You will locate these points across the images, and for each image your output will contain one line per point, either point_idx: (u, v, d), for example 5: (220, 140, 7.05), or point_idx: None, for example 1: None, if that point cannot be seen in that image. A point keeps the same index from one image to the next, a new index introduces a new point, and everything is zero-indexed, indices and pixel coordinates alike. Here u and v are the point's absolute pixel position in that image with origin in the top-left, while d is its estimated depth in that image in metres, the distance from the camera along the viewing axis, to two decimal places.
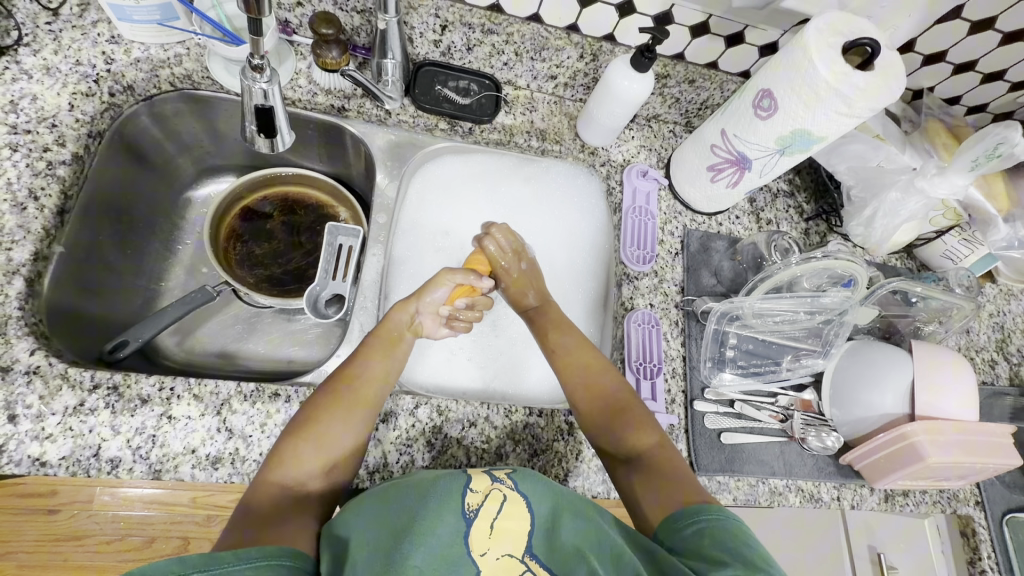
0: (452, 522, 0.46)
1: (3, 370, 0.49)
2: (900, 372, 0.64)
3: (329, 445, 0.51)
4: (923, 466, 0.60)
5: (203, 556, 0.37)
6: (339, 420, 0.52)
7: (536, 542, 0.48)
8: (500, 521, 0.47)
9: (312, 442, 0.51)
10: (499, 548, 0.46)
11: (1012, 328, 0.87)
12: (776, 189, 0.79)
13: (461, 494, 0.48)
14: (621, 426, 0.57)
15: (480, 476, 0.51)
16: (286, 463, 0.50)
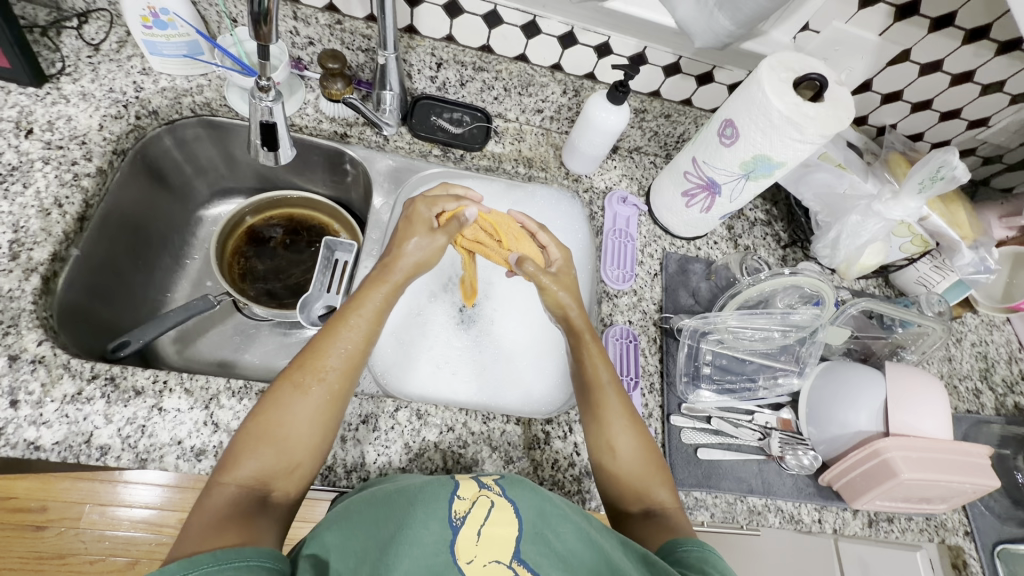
0: (438, 529, 0.46)
1: (11, 358, 0.53)
2: (873, 391, 0.66)
3: (301, 438, 0.50)
4: (898, 483, 0.60)
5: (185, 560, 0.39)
6: (312, 410, 0.51)
7: (524, 546, 0.47)
8: (486, 528, 0.47)
9: (278, 436, 0.49)
10: (485, 555, 0.46)
11: (996, 358, 0.87)
12: (753, 218, 0.83)
13: (448, 501, 0.48)
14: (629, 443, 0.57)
15: (467, 482, 0.51)
16: (245, 460, 0.48)
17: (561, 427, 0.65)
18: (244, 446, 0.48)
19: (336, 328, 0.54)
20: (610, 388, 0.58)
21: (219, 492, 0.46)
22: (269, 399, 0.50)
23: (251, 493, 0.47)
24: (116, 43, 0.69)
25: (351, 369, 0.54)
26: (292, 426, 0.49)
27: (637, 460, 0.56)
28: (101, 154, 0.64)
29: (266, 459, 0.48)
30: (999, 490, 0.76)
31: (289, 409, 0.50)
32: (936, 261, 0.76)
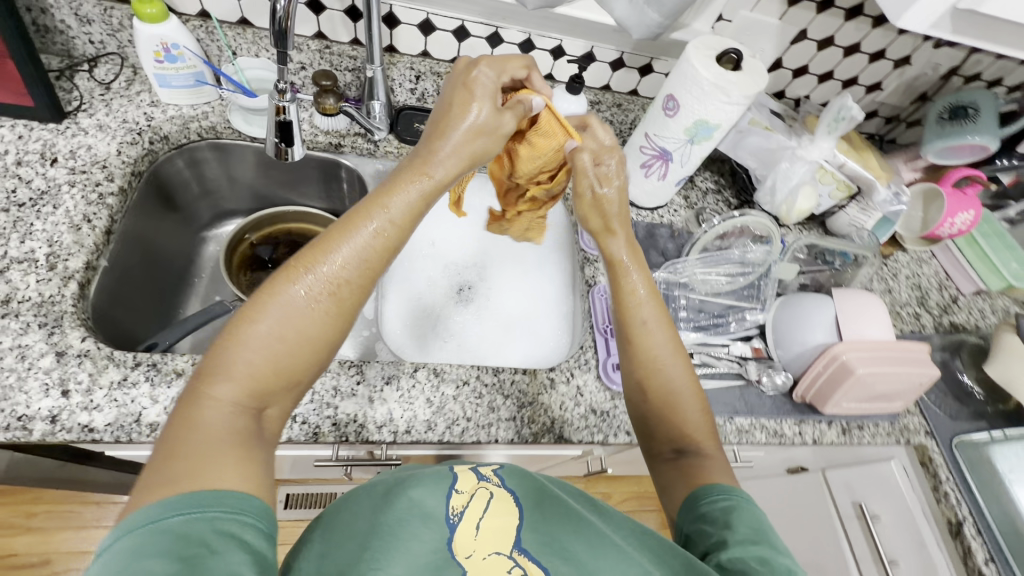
0: (436, 529, 0.42)
1: (58, 354, 0.57)
2: (825, 310, 0.76)
3: (295, 358, 0.44)
4: (856, 379, 0.70)
5: (182, 503, 0.35)
6: (314, 326, 0.45)
7: (526, 535, 0.43)
8: (487, 518, 0.43)
9: (278, 341, 0.43)
10: (486, 548, 0.41)
11: (930, 287, 0.97)
12: (704, 188, 0.93)
13: (446, 492, 0.44)
14: (676, 381, 0.56)
15: (466, 475, 0.46)
16: (239, 366, 0.42)
17: (564, 373, 0.72)
18: (228, 353, 0.42)
19: (351, 230, 0.47)
20: (654, 330, 0.57)
21: (209, 406, 0.40)
22: (267, 297, 0.44)
23: (246, 407, 0.42)
24: (124, 81, 0.77)
25: (360, 276, 0.47)
26: (296, 331, 0.44)
27: (674, 392, 0.56)
28: (121, 175, 0.71)
29: (263, 366, 0.42)
30: (947, 393, 0.85)
31: (288, 307, 0.44)
32: (861, 204, 0.87)
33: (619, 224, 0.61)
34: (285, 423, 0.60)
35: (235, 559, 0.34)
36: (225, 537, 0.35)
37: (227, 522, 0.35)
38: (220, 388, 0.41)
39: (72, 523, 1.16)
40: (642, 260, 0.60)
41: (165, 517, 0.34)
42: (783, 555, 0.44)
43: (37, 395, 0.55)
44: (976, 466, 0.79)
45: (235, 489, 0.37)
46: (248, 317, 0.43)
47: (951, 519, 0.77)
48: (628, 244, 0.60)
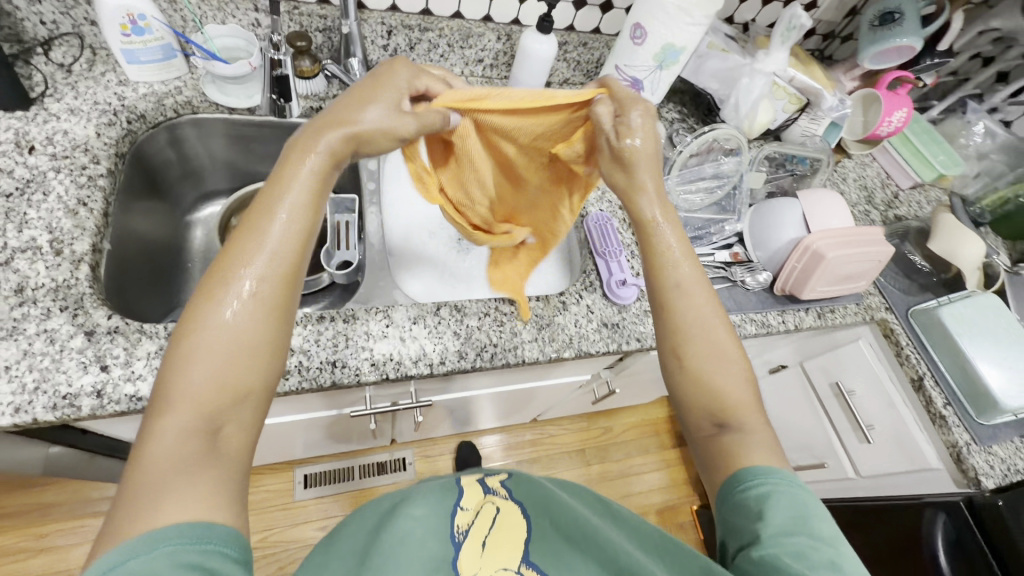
0: (442, 546, 0.48)
1: (88, 334, 0.57)
2: (793, 209, 0.85)
3: (236, 367, 0.41)
4: (826, 264, 0.79)
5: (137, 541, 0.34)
6: (248, 330, 0.42)
7: (533, 548, 0.49)
8: (491, 536, 0.49)
9: (217, 353, 0.41)
10: (495, 563, 0.47)
11: (875, 186, 1.08)
12: (671, 118, 0.99)
13: (449, 514, 0.52)
14: (722, 351, 0.54)
15: (470, 500, 0.54)
16: (183, 392, 0.39)
17: (574, 295, 0.77)
18: (167, 381, 0.40)
19: (258, 225, 0.45)
20: (691, 287, 0.56)
21: (159, 435, 0.38)
22: (194, 315, 0.42)
23: (198, 429, 0.39)
24: (86, 62, 0.74)
25: (279, 267, 0.45)
26: (230, 337, 0.42)
27: (718, 350, 0.54)
28: (107, 157, 0.69)
29: (208, 382, 0.40)
30: (898, 273, 0.97)
31: (220, 317, 0.42)
32: (811, 115, 0.95)
33: (652, 176, 0.58)
34: (328, 369, 0.63)
35: None
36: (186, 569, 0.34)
37: (187, 548, 0.35)
38: (168, 418, 0.39)
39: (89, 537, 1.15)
40: (672, 210, 0.58)
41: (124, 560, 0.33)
42: (825, 545, 0.43)
43: (77, 372, 0.55)
44: (930, 330, 0.89)
45: (194, 519, 0.36)
46: (180, 344, 0.41)
47: (912, 376, 0.88)
48: (659, 199, 0.58)
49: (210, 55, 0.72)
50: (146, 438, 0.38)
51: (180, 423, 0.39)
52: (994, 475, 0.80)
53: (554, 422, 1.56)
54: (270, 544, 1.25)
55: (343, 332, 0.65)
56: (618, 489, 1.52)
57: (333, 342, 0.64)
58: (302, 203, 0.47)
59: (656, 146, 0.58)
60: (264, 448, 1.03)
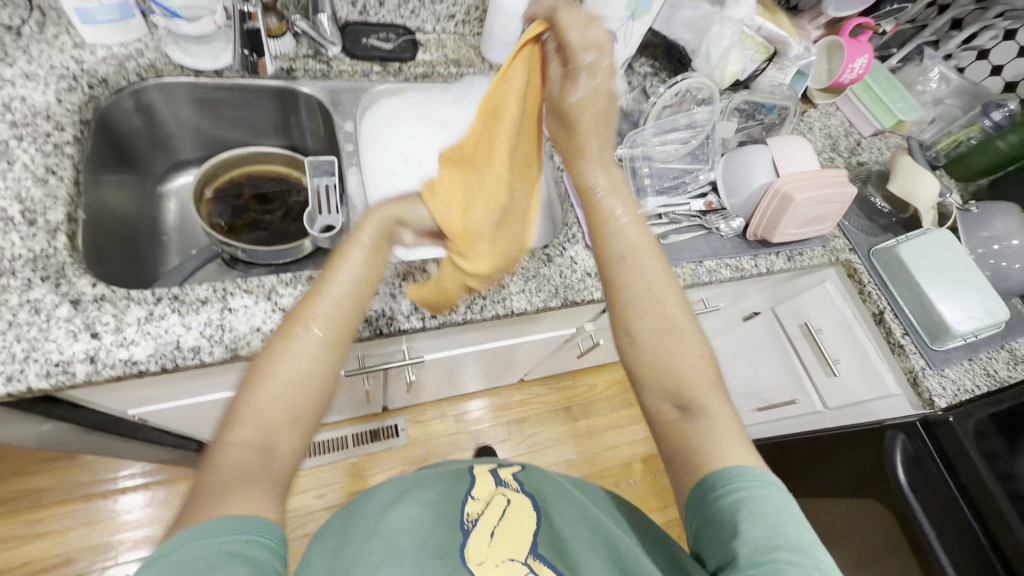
0: (452, 531, 0.52)
1: (74, 302, 0.56)
2: (762, 156, 0.88)
3: (295, 393, 0.47)
4: (795, 206, 0.82)
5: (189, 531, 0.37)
6: (309, 363, 0.48)
7: (541, 540, 0.52)
8: (500, 527, 0.53)
9: (284, 382, 0.47)
10: (500, 555, 0.50)
11: (839, 134, 1.12)
12: (643, 73, 1.00)
13: (461, 505, 0.56)
14: (672, 321, 0.54)
15: (483, 489, 0.59)
16: (250, 411, 0.45)
17: (558, 248, 0.79)
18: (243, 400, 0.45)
19: (332, 270, 0.53)
20: (640, 257, 0.56)
21: (229, 449, 0.43)
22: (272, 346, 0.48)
23: (263, 446, 0.44)
24: (37, 25, 0.71)
25: (347, 314, 0.51)
26: (298, 371, 0.47)
27: (668, 324, 0.54)
28: (71, 124, 0.67)
29: (274, 405, 0.46)
30: (860, 215, 1.02)
31: (293, 351, 0.48)
32: (778, 65, 0.97)
33: (598, 138, 0.58)
34: None
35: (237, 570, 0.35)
36: (224, 555, 0.35)
37: (224, 538, 0.36)
38: (237, 435, 0.44)
39: (86, 518, 1.16)
40: (620, 179, 0.59)
41: (173, 548, 0.36)
42: (801, 556, 0.42)
43: (67, 340, 0.55)
44: (889, 266, 0.95)
45: (238, 514, 0.38)
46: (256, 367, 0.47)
47: (874, 311, 0.95)
48: (602, 163, 0.59)
49: (173, 13, 0.69)
50: (218, 448, 0.43)
51: (247, 437, 0.44)
52: (946, 396, 0.89)
53: (540, 383, 1.61)
54: None
55: None
56: (605, 441, 1.59)
57: None
58: (368, 257, 0.54)
59: (603, 100, 0.56)
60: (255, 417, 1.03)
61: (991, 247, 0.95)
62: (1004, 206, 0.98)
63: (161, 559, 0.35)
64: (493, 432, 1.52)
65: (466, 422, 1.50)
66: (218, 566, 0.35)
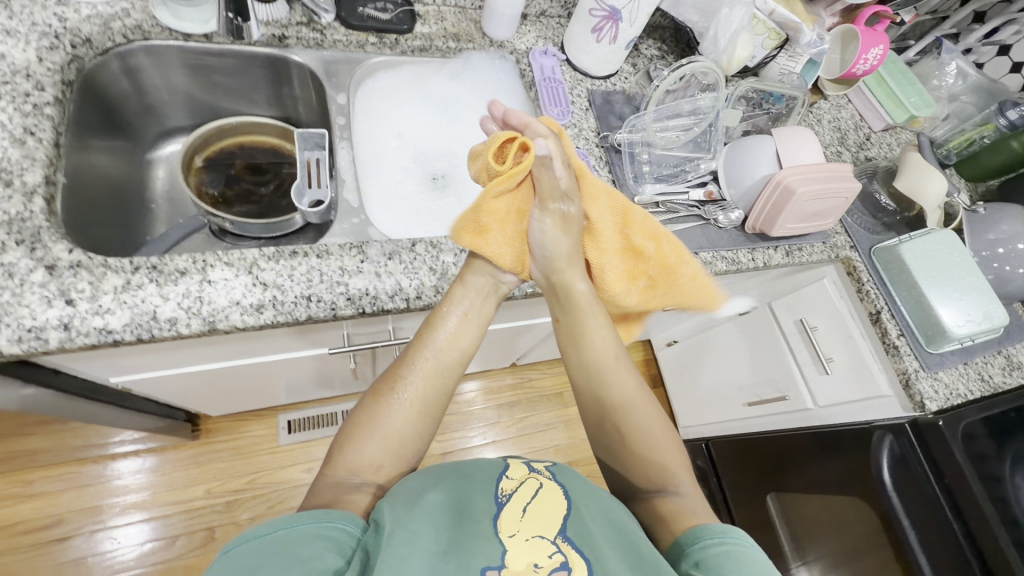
0: (487, 506, 0.53)
1: (49, 268, 0.55)
2: (766, 146, 0.85)
3: (385, 446, 0.58)
4: (796, 199, 0.80)
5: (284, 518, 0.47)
6: (398, 421, 0.59)
7: (571, 525, 0.51)
8: (533, 503, 0.53)
9: (379, 437, 0.58)
10: (528, 530, 0.50)
11: (848, 128, 1.08)
12: (650, 55, 0.97)
13: (497, 481, 0.56)
14: (648, 420, 0.64)
15: (517, 467, 0.59)
16: (349, 456, 0.57)
17: None
18: (346, 447, 0.57)
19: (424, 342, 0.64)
20: (622, 360, 0.65)
21: (331, 482, 0.55)
22: (371, 406, 0.60)
23: (358, 486, 0.55)
24: None
25: (433, 383, 0.61)
26: (390, 431, 0.59)
27: (645, 420, 0.64)
28: (52, 84, 0.65)
29: (368, 456, 0.57)
30: (864, 212, 1.00)
31: (389, 413, 0.59)
32: (789, 52, 0.93)
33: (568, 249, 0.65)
34: (303, 303, 0.62)
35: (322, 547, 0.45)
36: (314, 537, 0.46)
37: (313, 525, 0.47)
38: (337, 475, 0.56)
39: (77, 483, 1.17)
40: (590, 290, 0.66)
41: (272, 530, 0.45)
42: None
43: (41, 306, 0.54)
44: (889, 264, 0.93)
45: (322, 510, 0.48)
46: (359, 420, 0.59)
47: (870, 310, 0.93)
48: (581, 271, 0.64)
49: None
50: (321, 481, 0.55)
51: (346, 476, 0.55)
52: (937, 399, 0.87)
53: (534, 367, 1.61)
54: (258, 486, 1.26)
55: (316, 267, 0.64)
56: None
57: (307, 277, 0.64)
58: (459, 330, 0.63)
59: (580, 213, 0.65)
60: (247, 387, 1.04)
61: (996, 251, 0.93)
62: (1012, 209, 0.95)
63: (262, 537, 0.45)
64: (485, 415, 1.52)
65: (458, 404, 1.51)
66: (311, 544, 0.45)
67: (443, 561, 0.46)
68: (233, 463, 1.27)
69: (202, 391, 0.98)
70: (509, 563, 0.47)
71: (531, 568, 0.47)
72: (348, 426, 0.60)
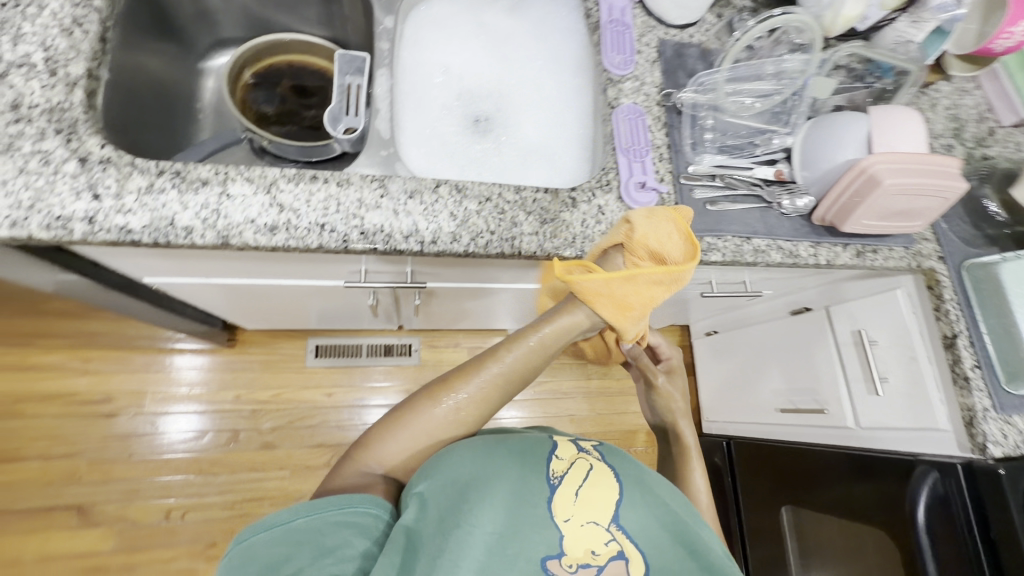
0: (539, 485, 0.51)
1: (81, 160, 0.57)
2: (858, 126, 0.72)
3: (420, 448, 0.57)
4: (882, 190, 0.68)
5: (304, 504, 0.50)
6: (437, 427, 0.57)
7: (623, 512, 0.51)
8: (585, 488, 0.51)
9: (416, 437, 0.57)
10: (583, 516, 0.50)
11: (968, 118, 0.90)
12: (740, 6, 0.85)
13: (546, 461, 0.54)
14: None
15: (566, 445, 0.56)
16: (384, 448, 0.56)
17: (586, 193, 0.70)
18: (381, 435, 0.57)
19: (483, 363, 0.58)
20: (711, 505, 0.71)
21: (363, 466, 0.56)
22: (416, 407, 0.57)
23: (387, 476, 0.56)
24: None
25: (483, 402, 0.58)
26: (425, 444, 0.57)
27: None
28: None
29: (403, 451, 0.56)
30: (964, 219, 0.85)
31: (430, 422, 0.57)
32: (913, 17, 0.77)
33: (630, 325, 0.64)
34: (316, 231, 0.61)
35: (341, 533, 0.48)
36: (333, 523, 0.49)
37: (332, 511, 0.50)
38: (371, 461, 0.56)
39: (127, 368, 1.29)
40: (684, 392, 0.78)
41: (293, 519, 0.49)
42: None
43: (70, 197, 0.55)
44: (981, 284, 0.82)
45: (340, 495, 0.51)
46: (401, 415, 0.58)
47: (945, 334, 0.81)
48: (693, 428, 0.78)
49: None
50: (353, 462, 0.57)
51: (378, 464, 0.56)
52: (1003, 446, 0.76)
53: None
54: (283, 401, 1.34)
55: (334, 196, 0.62)
56: (616, 406, 1.55)
57: (323, 205, 0.62)
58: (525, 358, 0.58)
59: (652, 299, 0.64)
60: (277, 307, 1.07)
61: None
62: None
63: (284, 526, 0.49)
64: None
65: None
66: (329, 531, 0.48)
67: (500, 546, 0.47)
68: (262, 375, 1.34)
69: (234, 305, 1.02)
70: (568, 549, 0.48)
71: (588, 555, 0.48)
72: (390, 415, 0.59)
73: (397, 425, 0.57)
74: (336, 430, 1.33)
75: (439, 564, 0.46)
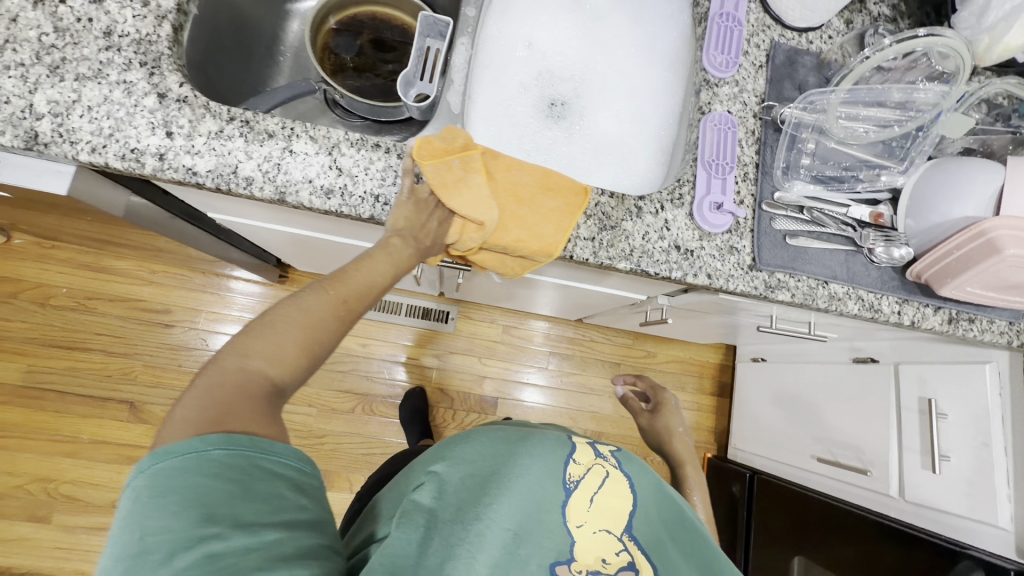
0: (554, 489, 0.47)
1: (160, 96, 0.57)
2: (989, 179, 0.62)
3: (303, 345, 0.43)
4: (997, 260, 0.59)
5: (223, 434, 0.36)
6: (320, 316, 0.44)
7: (636, 524, 0.47)
8: (601, 495, 0.47)
9: (299, 330, 0.43)
10: (597, 522, 0.46)
11: None
12: (876, 14, 0.75)
13: (562, 463, 0.49)
14: None
15: (583, 450, 0.51)
16: (260, 346, 0.41)
17: (654, 204, 0.65)
18: (255, 338, 0.42)
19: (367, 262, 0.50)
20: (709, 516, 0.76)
21: (231, 373, 0.40)
22: (295, 300, 0.44)
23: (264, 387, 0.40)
24: None
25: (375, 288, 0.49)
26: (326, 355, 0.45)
27: None
28: None
29: (286, 347, 0.42)
30: None
31: (315, 311, 0.44)
32: None
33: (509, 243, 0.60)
34: (369, 202, 0.60)
35: (277, 490, 0.36)
36: (264, 475, 0.36)
37: (269, 458, 0.37)
38: (239, 367, 0.40)
39: (186, 285, 1.37)
40: (671, 416, 0.86)
41: (205, 448, 0.35)
42: None
43: (145, 131, 0.57)
44: None
45: (248, 429, 0.38)
46: (303, 327, 0.43)
47: None
48: (687, 440, 0.84)
49: None
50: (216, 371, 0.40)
51: (251, 367, 0.40)
52: None
53: (599, 329, 1.53)
54: None
55: (392, 167, 0.61)
56: None
57: (381, 175, 0.61)
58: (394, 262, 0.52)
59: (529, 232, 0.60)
60: (327, 258, 1.10)
61: None
62: None
63: (195, 457, 0.34)
64: (536, 356, 1.49)
65: (514, 335, 1.49)
66: (256, 485, 0.35)
67: (514, 546, 0.43)
68: None
69: (286, 248, 1.05)
70: (578, 555, 0.44)
71: (598, 563, 0.44)
72: (278, 315, 0.43)
73: (274, 319, 0.43)
74: (365, 379, 1.39)
75: (457, 552, 0.41)
